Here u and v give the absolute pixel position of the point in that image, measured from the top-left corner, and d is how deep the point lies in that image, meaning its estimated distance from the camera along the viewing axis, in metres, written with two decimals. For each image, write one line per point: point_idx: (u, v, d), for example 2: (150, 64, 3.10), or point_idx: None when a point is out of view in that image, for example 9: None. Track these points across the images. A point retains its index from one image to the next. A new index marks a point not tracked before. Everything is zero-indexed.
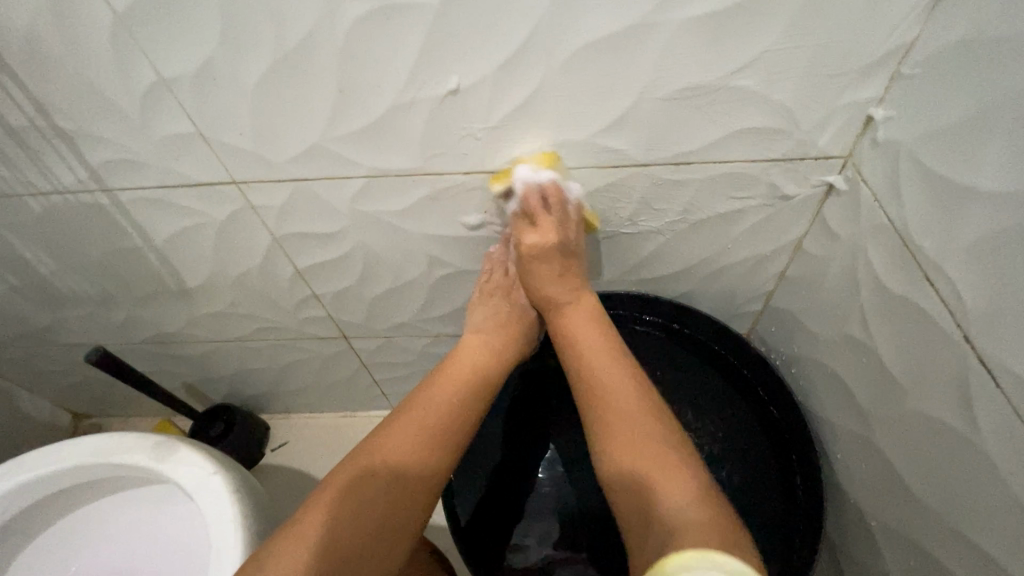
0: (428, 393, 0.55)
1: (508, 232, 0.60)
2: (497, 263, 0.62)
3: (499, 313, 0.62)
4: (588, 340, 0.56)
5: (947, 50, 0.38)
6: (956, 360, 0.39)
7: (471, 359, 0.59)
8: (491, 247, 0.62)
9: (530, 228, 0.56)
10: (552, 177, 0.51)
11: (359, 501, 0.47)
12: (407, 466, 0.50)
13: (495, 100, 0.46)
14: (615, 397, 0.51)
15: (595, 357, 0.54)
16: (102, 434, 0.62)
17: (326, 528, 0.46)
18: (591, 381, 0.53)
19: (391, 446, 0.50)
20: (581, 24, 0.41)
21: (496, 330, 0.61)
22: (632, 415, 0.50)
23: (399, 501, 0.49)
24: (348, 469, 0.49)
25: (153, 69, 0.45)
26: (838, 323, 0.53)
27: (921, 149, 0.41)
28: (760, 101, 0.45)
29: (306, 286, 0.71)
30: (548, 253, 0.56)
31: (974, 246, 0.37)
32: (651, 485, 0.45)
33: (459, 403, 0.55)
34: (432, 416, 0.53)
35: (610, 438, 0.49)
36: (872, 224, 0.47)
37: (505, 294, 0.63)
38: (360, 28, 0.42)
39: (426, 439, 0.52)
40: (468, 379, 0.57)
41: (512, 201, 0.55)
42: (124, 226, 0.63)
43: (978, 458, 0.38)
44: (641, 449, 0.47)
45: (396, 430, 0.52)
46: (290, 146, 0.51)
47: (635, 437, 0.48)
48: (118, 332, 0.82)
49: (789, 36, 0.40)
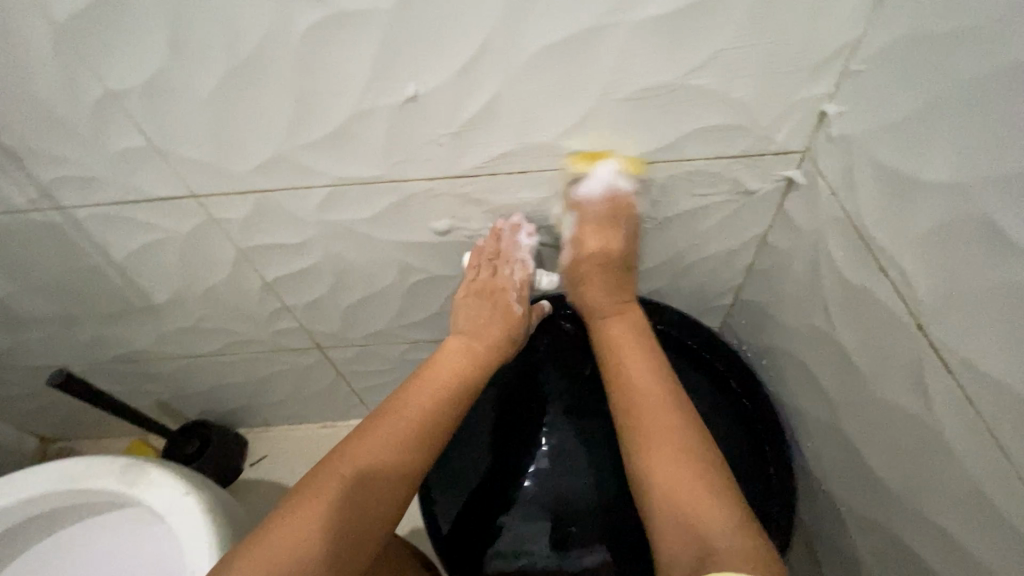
0: (409, 395, 0.55)
1: (499, 224, 0.58)
2: (486, 255, 0.59)
3: (485, 317, 0.60)
4: (632, 350, 0.56)
5: (892, 46, 0.39)
6: (912, 349, 0.40)
7: (451, 362, 0.58)
8: (482, 238, 0.60)
9: (596, 233, 0.57)
10: (630, 186, 0.54)
11: (334, 510, 0.46)
12: (378, 471, 0.49)
13: (456, 105, 0.46)
14: (648, 410, 0.52)
15: (637, 364, 0.55)
16: (67, 461, 0.60)
17: (298, 536, 0.44)
18: (629, 382, 0.54)
19: (366, 451, 0.50)
20: (537, 28, 0.40)
21: (479, 336, 0.59)
22: (675, 420, 0.51)
23: (374, 508, 0.48)
24: (326, 470, 0.49)
25: (101, 83, 0.44)
26: (803, 314, 0.54)
27: (872, 143, 0.42)
28: (719, 98, 0.46)
29: (275, 298, 0.69)
30: (608, 260, 0.58)
31: (923, 235, 0.38)
32: (675, 485, 0.47)
33: (437, 406, 0.54)
34: (410, 419, 0.53)
35: (646, 451, 0.50)
36: (830, 216, 0.48)
37: (493, 293, 0.60)
38: (314, 35, 0.41)
39: (403, 441, 0.51)
40: (446, 383, 0.56)
41: (583, 186, 0.54)
42: (83, 245, 0.61)
43: (937, 442, 0.39)
44: (677, 457, 0.49)
45: (374, 432, 0.51)
46: (250, 157, 0.50)
47: (673, 441, 0.50)
48: (82, 352, 0.79)
49: (741, 36, 0.41)
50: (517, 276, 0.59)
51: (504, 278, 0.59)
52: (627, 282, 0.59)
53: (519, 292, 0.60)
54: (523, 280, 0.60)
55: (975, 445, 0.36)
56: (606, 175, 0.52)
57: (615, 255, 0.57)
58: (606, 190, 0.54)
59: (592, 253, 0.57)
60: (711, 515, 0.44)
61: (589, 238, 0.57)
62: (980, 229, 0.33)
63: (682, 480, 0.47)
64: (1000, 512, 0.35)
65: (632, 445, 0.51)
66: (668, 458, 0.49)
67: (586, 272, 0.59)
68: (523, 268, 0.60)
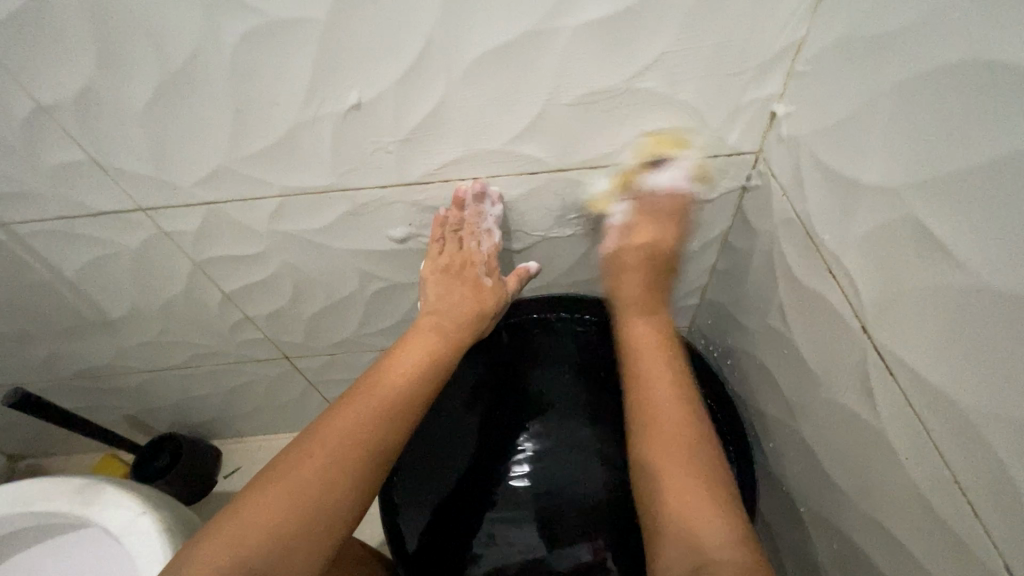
0: (378, 376, 0.52)
1: (461, 190, 0.52)
2: (450, 227, 0.55)
3: (456, 294, 0.57)
4: (648, 349, 0.55)
5: (831, 48, 0.38)
6: (857, 351, 0.40)
7: (424, 344, 0.55)
8: (443, 207, 0.55)
9: (653, 223, 0.55)
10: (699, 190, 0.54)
11: (296, 492, 0.44)
12: (344, 452, 0.46)
13: (402, 112, 0.45)
14: (659, 410, 0.50)
15: (652, 357, 0.54)
16: (21, 483, 0.59)
17: (261, 520, 0.42)
18: (640, 375, 0.53)
19: (332, 428, 0.48)
20: (477, 34, 0.40)
21: (450, 314, 0.57)
22: (683, 416, 0.49)
23: (334, 493, 0.45)
24: (289, 458, 0.46)
25: (30, 97, 0.42)
26: (761, 314, 0.54)
27: (817, 144, 0.41)
28: (666, 101, 0.45)
29: (236, 310, 0.68)
30: (654, 253, 0.56)
31: (865, 238, 0.38)
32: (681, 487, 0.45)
33: (408, 392, 0.51)
34: (378, 398, 0.50)
35: (653, 449, 0.48)
36: (782, 218, 0.48)
37: (461, 269, 0.58)
38: (246, 44, 0.40)
39: (374, 423, 0.49)
40: (417, 367, 0.53)
41: (664, 172, 0.52)
42: (30, 261, 0.59)
43: (882, 444, 0.39)
44: (679, 453, 0.47)
45: (342, 414, 0.49)
46: (194, 170, 0.49)
47: (673, 437, 0.48)
48: (43, 369, 0.78)
49: (684, 38, 0.40)
50: (485, 247, 0.58)
51: (470, 251, 0.57)
52: (663, 282, 0.59)
53: (487, 264, 0.59)
54: (491, 251, 0.59)
55: (915, 447, 0.36)
56: (670, 174, 0.52)
57: (663, 248, 0.56)
58: (669, 188, 0.54)
59: (643, 244, 0.56)
60: (710, 523, 0.42)
61: (648, 229, 0.55)
62: (914, 233, 0.33)
63: (684, 479, 0.45)
64: (937, 515, 0.35)
65: (644, 441, 0.49)
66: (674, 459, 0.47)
67: (629, 263, 0.58)
68: (489, 239, 0.58)
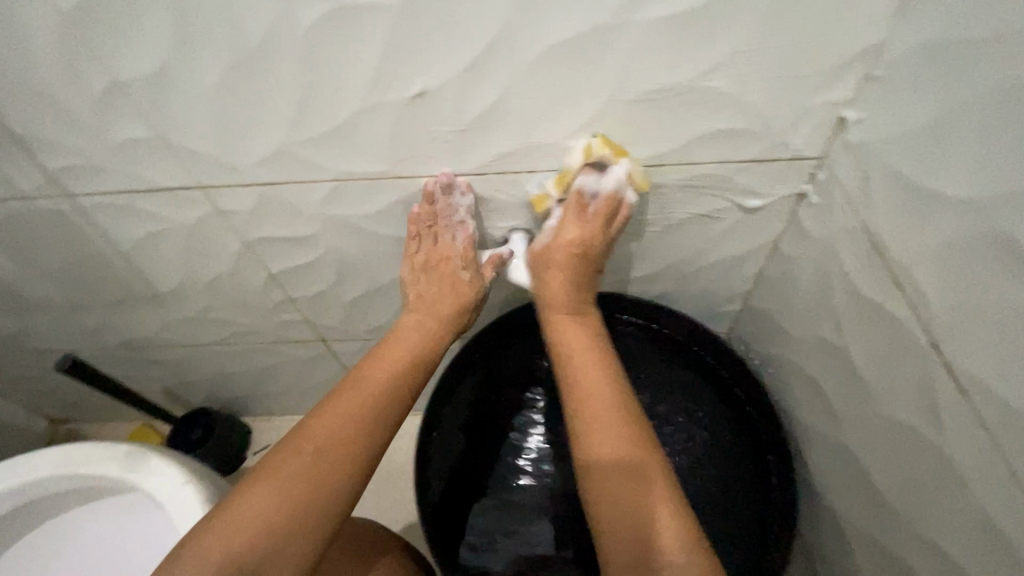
0: (364, 375, 0.54)
1: (431, 185, 0.52)
2: (424, 222, 0.55)
3: (434, 290, 0.60)
4: (578, 348, 0.56)
5: (914, 52, 0.37)
6: (923, 365, 0.39)
7: (409, 341, 0.58)
8: (416, 204, 0.55)
9: (572, 223, 0.53)
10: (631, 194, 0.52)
11: (288, 485, 0.45)
12: (335, 444, 0.48)
13: (463, 102, 0.45)
14: (596, 415, 0.51)
15: (583, 360, 0.55)
16: (71, 445, 0.61)
17: (258, 514, 0.43)
18: (573, 383, 0.54)
19: (323, 425, 0.49)
20: (545, 25, 0.39)
21: (429, 310, 0.60)
22: (616, 415, 0.51)
23: (324, 484, 0.46)
24: (280, 453, 0.47)
25: (107, 73, 0.44)
26: (812, 324, 0.53)
27: (890, 151, 0.40)
28: (732, 102, 0.44)
29: (280, 290, 0.69)
30: (584, 254, 0.55)
31: (939, 251, 0.36)
32: (626, 488, 0.47)
33: (391, 386, 0.54)
34: (366, 393, 0.52)
35: (591, 452, 0.50)
36: (843, 227, 0.47)
37: (439, 268, 0.59)
38: (318, 28, 0.40)
39: (362, 417, 0.50)
40: (399, 366, 0.56)
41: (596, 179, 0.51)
42: (89, 233, 0.61)
43: (945, 463, 0.38)
44: (620, 455, 0.48)
45: (331, 411, 0.50)
46: (255, 151, 0.50)
47: (615, 432, 0.50)
48: (90, 338, 0.80)
49: (758, 36, 0.40)
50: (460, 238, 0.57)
51: (446, 245, 0.57)
52: (592, 281, 0.58)
53: (463, 258, 0.59)
54: (467, 245, 0.58)
55: (985, 468, 0.35)
56: (616, 176, 0.50)
57: (586, 249, 0.54)
58: (608, 194, 0.51)
59: (565, 245, 0.54)
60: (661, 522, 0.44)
61: (568, 229, 0.54)
62: (999, 248, 0.32)
63: (627, 483, 0.47)
64: (1007, 539, 0.34)
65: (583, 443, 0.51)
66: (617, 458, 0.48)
67: (552, 262, 0.56)
68: (463, 231, 0.57)
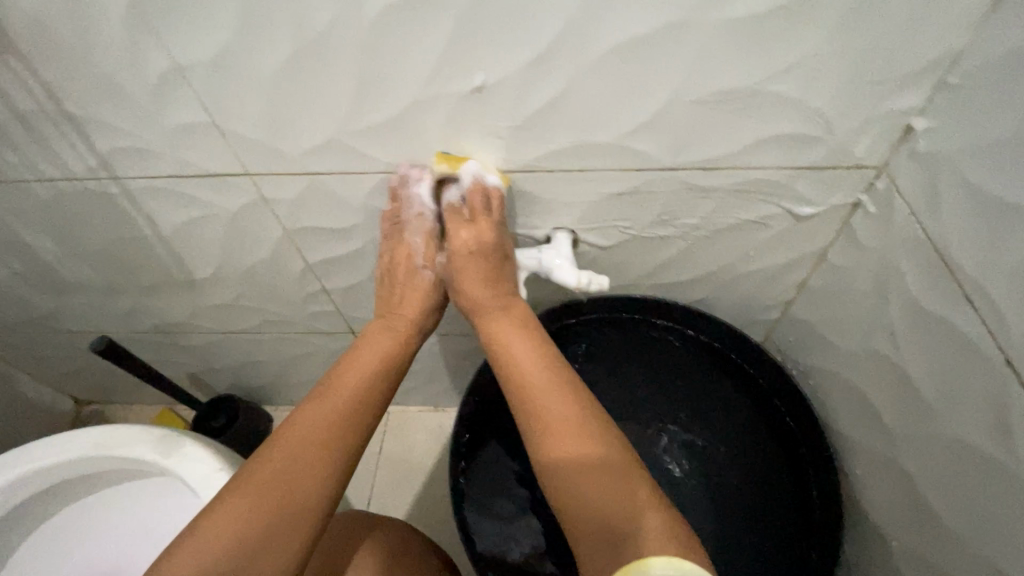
0: (339, 375, 0.51)
1: (393, 186, 0.53)
2: (390, 220, 0.56)
3: (401, 292, 0.58)
4: (514, 339, 0.51)
5: (995, 61, 0.36)
6: (994, 384, 0.38)
7: (378, 342, 0.55)
8: (382, 200, 0.56)
9: (465, 224, 0.53)
10: (498, 183, 0.51)
11: (265, 485, 0.42)
12: (308, 442, 0.45)
13: (520, 97, 0.44)
14: (541, 404, 0.46)
15: (522, 351, 0.50)
16: (105, 426, 0.61)
17: (238, 519, 0.41)
18: (516, 375, 0.49)
19: (300, 426, 0.46)
20: (612, 22, 0.39)
21: (396, 312, 0.57)
22: (566, 397, 0.46)
23: (302, 482, 0.43)
24: (254, 461, 0.45)
25: (168, 58, 0.44)
26: (863, 337, 0.52)
27: (964, 163, 0.39)
28: (796, 106, 0.43)
29: (315, 280, 0.69)
30: (481, 249, 0.52)
31: (1018, 268, 0.35)
32: (584, 473, 0.41)
33: (366, 384, 0.51)
34: (343, 391, 0.49)
35: (542, 443, 0.44)
36: (905, 238, 0.46)
37: (404, 268, 0.58)
38: (382, 19, 0.40)
39: (338, 413, 0.48)
40: (372, 365, 0.52)
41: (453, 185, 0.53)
42: (132, 215, 0.61)
43: (1017, 486, 0.37)
44: (573, 441, 0.43)
45: (307, 412, 0.47)
46: (305, 140, 0.50)
47: (563, 412, 0.44)
48: (122, 320, 0.81)
49: (831, 40, 0.39)
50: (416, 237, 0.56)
51: (408, 245, 0.56)
52: (502, 271, 0.54)
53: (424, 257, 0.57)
54: (427, 242, 0.56)
55: None
56: (473, 170, 0.50)
57: (483, 241, 0.52)
58: (473, 185, 0.51)
59: (462, 245, 0.52)
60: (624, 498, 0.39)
61: (458, 232, 0.53)
62: None
63: (587, 467, 0.41)
64: None
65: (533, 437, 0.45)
66: (569, 444, 0.43)
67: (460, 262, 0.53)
68: (422, 227, 0.55)
